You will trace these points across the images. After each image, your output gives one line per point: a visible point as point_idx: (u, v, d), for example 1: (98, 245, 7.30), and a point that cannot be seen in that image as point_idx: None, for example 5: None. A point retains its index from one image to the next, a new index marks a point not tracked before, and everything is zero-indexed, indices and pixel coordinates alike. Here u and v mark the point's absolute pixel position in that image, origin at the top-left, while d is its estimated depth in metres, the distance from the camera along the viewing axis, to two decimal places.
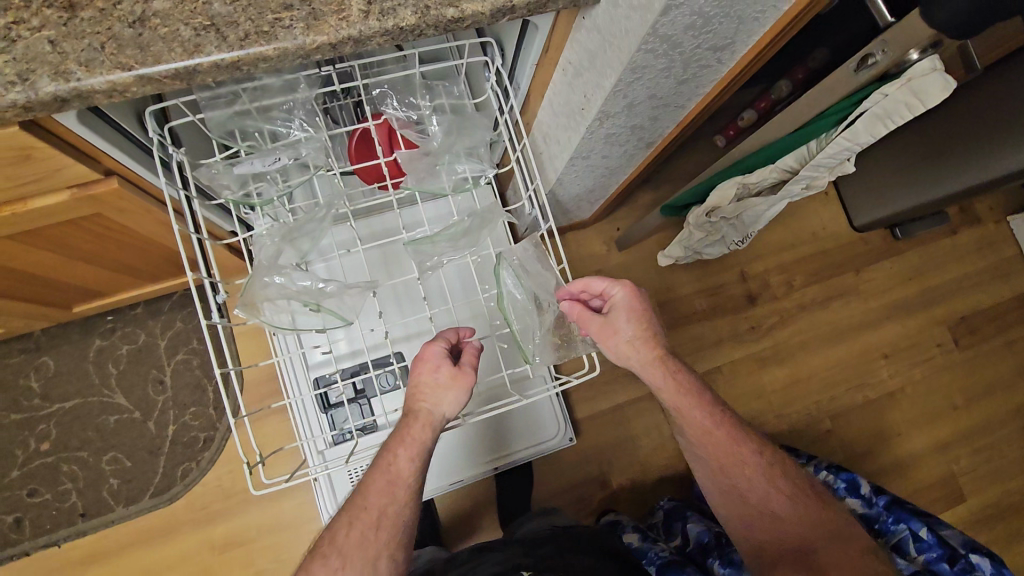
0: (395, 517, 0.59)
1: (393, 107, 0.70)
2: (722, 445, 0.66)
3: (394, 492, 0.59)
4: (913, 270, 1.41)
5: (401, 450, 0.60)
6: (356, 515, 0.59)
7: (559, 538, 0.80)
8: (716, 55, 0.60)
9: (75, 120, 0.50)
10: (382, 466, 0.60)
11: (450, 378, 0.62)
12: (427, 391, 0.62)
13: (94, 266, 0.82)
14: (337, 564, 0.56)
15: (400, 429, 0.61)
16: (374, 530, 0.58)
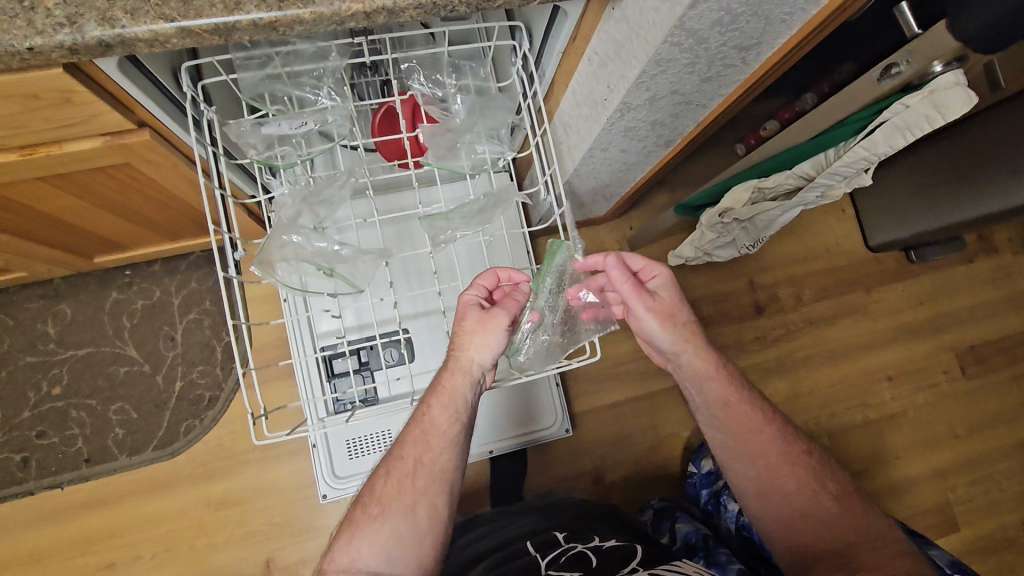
0: (431, 466, 0.61)
1: (420, 83, 0.71)
2: (761, 440, 0.67)
3: (429, 442, 0.61)
4: (925, 294, 1.40)
5: (434, 401, 0.62)
6: (394, 464, 0.61)
7: (570, 514, 0.81)
8: (741, 54, 0.61)
9: (115, 67, 0.52)
10: (418, 417, 0.63)
11: (478, 325, 0.63)
12: (459, 342, 0.63)
13: (118, 217, 0.84)
14: (376, 511, 0.59)
15: (435, 381, 0.63)
16: (410, 479, 0.60)
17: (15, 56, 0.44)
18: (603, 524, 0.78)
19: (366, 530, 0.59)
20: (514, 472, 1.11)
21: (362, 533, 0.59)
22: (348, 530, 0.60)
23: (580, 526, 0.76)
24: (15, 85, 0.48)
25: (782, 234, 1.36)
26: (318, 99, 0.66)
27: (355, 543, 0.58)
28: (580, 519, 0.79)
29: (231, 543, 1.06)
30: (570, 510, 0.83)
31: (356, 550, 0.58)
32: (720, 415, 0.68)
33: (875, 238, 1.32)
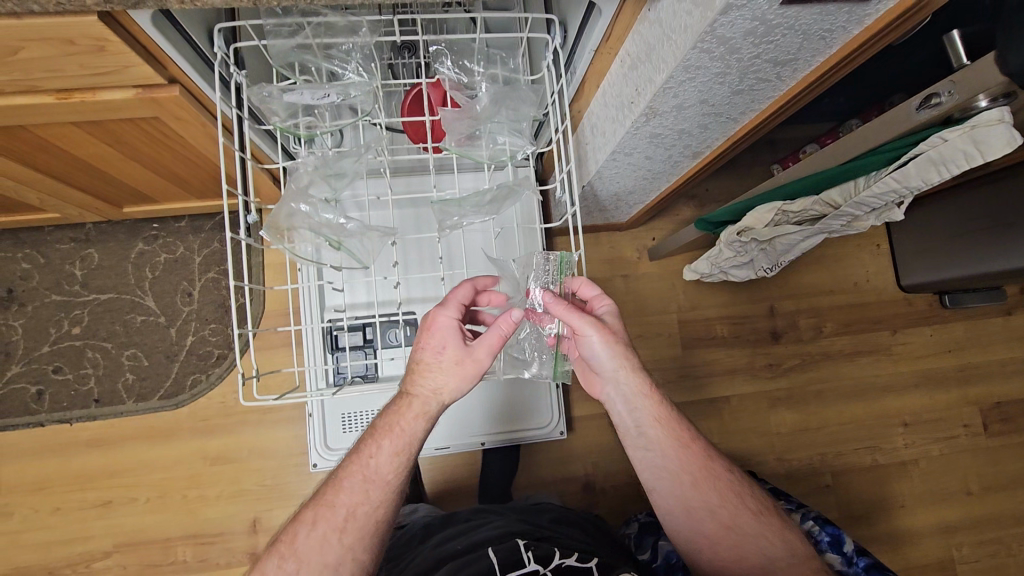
0: (363, 518, 0.58)
1: (446, 67, 0.71)
2: (692, 463, 0.64)
3: (369, 492, 0.58)
4: (955, 343, 1.34)
5: (385, 443, 0.59)
6: (323, 513, 0.58)
7: (539, 521, 0.78)
8: (776, 69, 0.59)
9: (149, 21, 0.53)
10: (361, 460, 0.60)
11: (454, 361, 0.59)
12: (428, 374, 0.59)
13: (148, 169, 0.87)
14: (293, 566, 0.56)
15: (390, 419, 0.60)
16: (338, 534, 0.57)
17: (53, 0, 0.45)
18: (569, 535, 0.74)
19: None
20: (506, 467, 1.11)
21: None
22: (263, 574, 0.56)
23: (545, 533, 0.72)
24: (53, 27, 0.50)
25: (810, 263, 1.32)
26: (345, 73, 0.66)
27: None
28: (546, 527, 0.75)
29: (220, 499, 1.08)
30: (536, 518, 0.79)
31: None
32: (648, 437, 0.64)
33: (909, 277, 1.27)
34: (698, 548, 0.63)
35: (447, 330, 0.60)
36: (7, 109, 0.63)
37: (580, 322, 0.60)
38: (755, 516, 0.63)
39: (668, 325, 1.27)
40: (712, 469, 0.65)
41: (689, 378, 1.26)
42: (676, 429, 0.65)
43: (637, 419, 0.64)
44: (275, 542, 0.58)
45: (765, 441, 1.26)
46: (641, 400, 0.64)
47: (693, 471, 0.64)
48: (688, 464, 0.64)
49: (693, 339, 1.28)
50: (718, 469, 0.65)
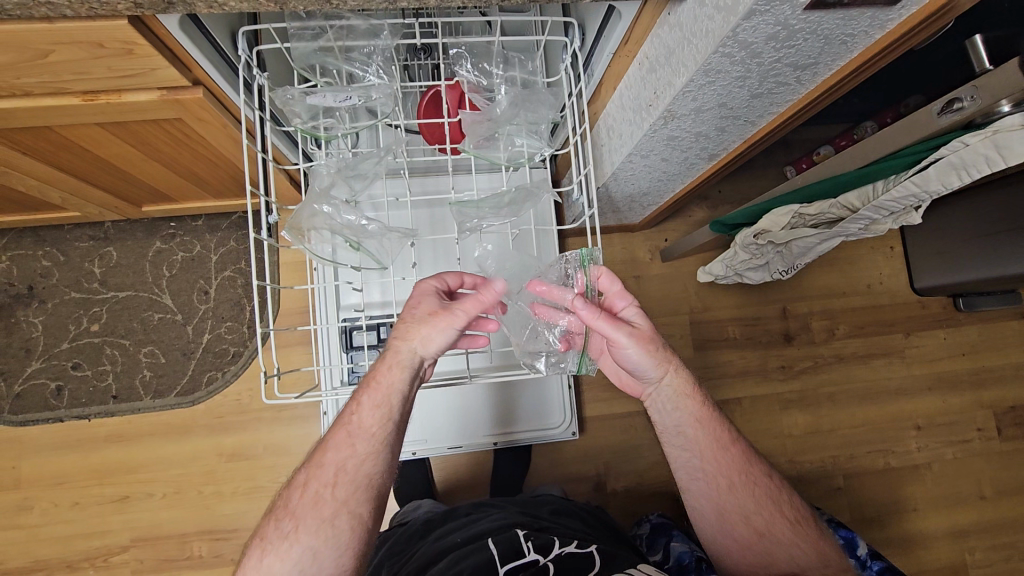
0: (353, 469, 0.56)
1: (466, 70, 0.71)
2: (729, 465, 0.64)
3: (355, 446, 0.56)
4: (970, 346, 1.33)
5: (366, 397, 0.58)
6: (312, 473, 0.56)
7: (539, 512, 0.77)
8: (796, 73, 0.59)
9: (176, 25, 0.54)
10: (344, 419, 0.58)
11: (426, 313, 0.58)
12: (400, 327, 0.58)
13: (167, 170, 0.88)
14: (290, 527, 0.54)
15: (368, 375, 0.59)
16: (330, 489, 0.55)
17: (85, 5, 0.46)
18: (570, 527, 0.73)
19: (277, 546, 0.53)
20: (516, 466, 1.12)
21: (274, 549, 0.53)
22: (258, 545, 0.54)
23: (544, 524, 0.71)
24: (83, 31, 0.51)
25: (822, 265, 1.32)
26: (366, 76, 0.67)
27: (266, 560, 0.53)
28: (547, 519, 0.74)
29: (236, 494, 1.10)
30: (536, 510, 0.78)
31: (266, 566, 0.52)
32: (688, 437, 0.65)
33: (922, 280, 1.26)
34: (727, 550, 0.63)
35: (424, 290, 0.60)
36: (34, 110, 0.64)
37: (614, 332, 0.61)
38: (790, 525, 0.62)
39: (680, 326, 1.27)
40: (751, 474, 0.64)
41: (701, 380, 1.26)
42: (716, 431, 0.65)
43: (677, 419, 0.65)
44: (267, 515, 0.57)
45: (777, 443, 1.26)
46: (682, 399, 0.65)
47: (731, 474, 0.63)
48: (726, 468, 0.64)
49: (706, 340, 1.28)
50: (756, 474, 0.64)
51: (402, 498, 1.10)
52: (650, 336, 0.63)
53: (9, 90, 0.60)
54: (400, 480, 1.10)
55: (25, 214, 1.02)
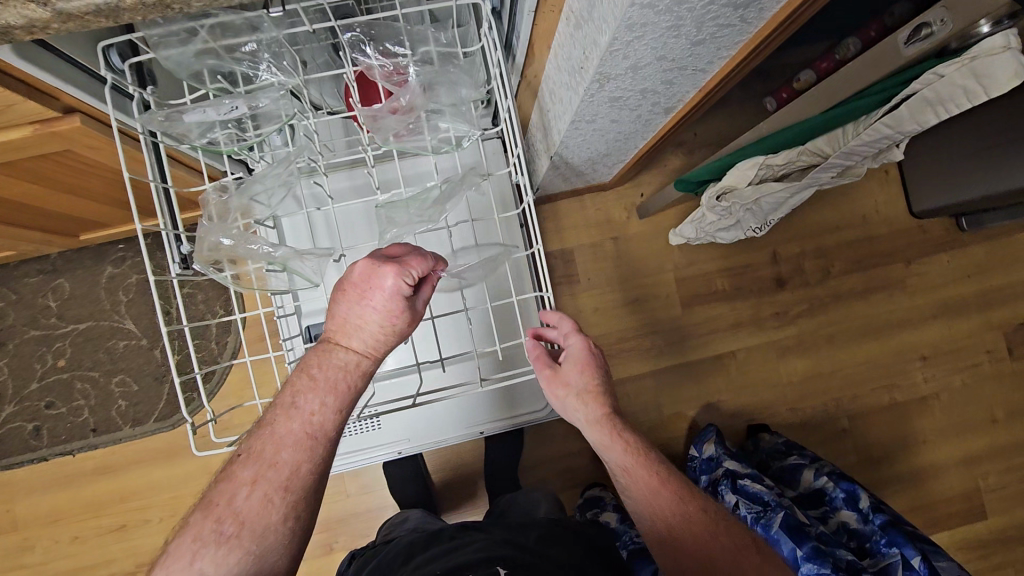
0: (308, 475, 0.51)
1: (368, 55, 0.62)
2: (664, 503, 0.61)
3: (313, 450, 0.52)
4: (975, 266, 1.26)
5: (331, 400, 0.52)
6: (262, 470, 0.50)
7: (525, 540, 0.72)
8: (738, 12, 0.50)
9: (14, 55, 0.47)
10: (299, 416, 0.51)
11: (403, 324, 0.53)
12: (372, 331, 0.53)
13: (86, 198, 0.82)
14: (232, 528, 0.49)
15: (327, 375, 0.52)
16: (281, 493, 0.50)
17: None
18: (556, 560, 0.68)
19: (214, 547, 0.48)
20: (509, 450, 1.10)
21: (209, 551, 0.48)
22: (189, 542, 0.48)
23: (530, 557, 0.66)
24: None
25: (812, 200, 1.24)
26: (260, 75, 0.59)
27: (199, 562, 0.47)
28: (532, 550, 0.69)
29: None
30: (521, 536, 0.73)
31: (199, 571, 0.47)
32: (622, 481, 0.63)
33: (922, 204, 1.18)
34: None
35: (398, 302, 0.52)
36: None
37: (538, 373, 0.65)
38: (730, 555, 0.57)
39: (665, 285, 1.21)
40: (686, 510, 0.61)
41: (693, 337, 1.21)
42: (646, 471, 0.62)
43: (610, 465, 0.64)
44: (200, 503, 0.50)
45: (776, 391, 1.22)
46: (607, 447, 0.63)
47: (666, 513, 0.60)
48: (662, 508, 0.61)
49: (694, 296, 1.22)
50: (691, 507, 0.61)
51: (399, 496, 1.09)
52: (568, 379, 0.63)
53: None
54: (394, 477, 1.09)
55: None
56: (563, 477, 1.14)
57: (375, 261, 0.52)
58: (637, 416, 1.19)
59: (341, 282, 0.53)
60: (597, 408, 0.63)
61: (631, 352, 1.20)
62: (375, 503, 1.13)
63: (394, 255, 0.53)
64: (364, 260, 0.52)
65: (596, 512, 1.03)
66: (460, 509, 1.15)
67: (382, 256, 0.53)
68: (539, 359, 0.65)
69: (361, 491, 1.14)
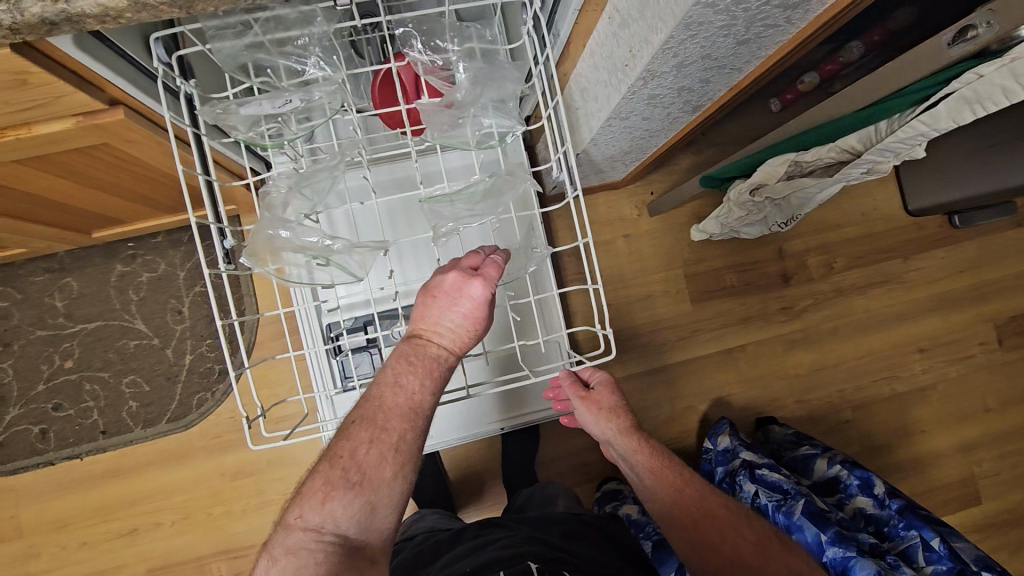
0: (416, 441, 0.53)
1: (416, 50, 0.63)
2: (691, 501, 0.67)
3: (417, 420, 0.53)
4: (968, 262, 1.31)
5: (431, 380, 0.54)
6: (377, 432, 0.51)
7: (550, 536, 0.73)
8: (785, 14, 0.52)
9: (73, 46, 0.47)
10: (403, 391, 0.53)
11: (482, 331, 0.56)
12: (454, 334, 0.55)
13: (110, 194, 0.81)
14: (355, 478, 0.49)
15: (417, 355, 0.54)
16: (394, 452, 0.51)
17: None
18: (581, 555, 0.69)
19: (341, 495, 0.49)
20: (526, 445, 1.12)
21: (338, 495, 0.49)
22: (315, 491, 0.49)
23: (557, 552, 0.67)
24: None
25: None
26: (308, 70, 0.59)
27: (328, 506, 0.49)
28: (557, 545, 0.70)
29: (247, 511, 1.08)
30: (545, 532, 0.74)
31: (330, 513, 0.49)
32: (648, 483, 0.68)
33: (916, 202, 1.23)
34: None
35: (483, 310, 0.55)
36: None
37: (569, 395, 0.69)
38: (754, 544, 0.63)
39: (676, 281, 1.24)
40: (710, 509, 0.66)
41: (702, 332, 1.24)
42: (672, 473, 0.68)
43: (637, 471, 0.69)
44: (324, 455, 0.51)
45: (783, 385, 1.26)
46: (635, 454, 0.68)
47: (691, 512, 0.66)
48: (687, 505, 0.66)
49: (704, 291, 1.25)
50: (715, 504, 0.67)
51: (417, 492, 1.09)
52: (601, 398, 0.68)
53: None
54: (412, 473, 1.09)
55: None
56: (579, 472, 1.16)
57: (464, 272, 0.55)
58: (650, 410, 1.22)
59: (427, 288, 0.56)
60: (624, 420, 0.68)
61: (643, 348, 1.22)
62: None
63: (474, 264, 0.56)
64: (455, 272, 0.55)
65: (615, 505, 1.04)
66: (477, 506, 1.15)
67: (466, 266, 0.56)
68: (573, 384, 0.69)
69: None
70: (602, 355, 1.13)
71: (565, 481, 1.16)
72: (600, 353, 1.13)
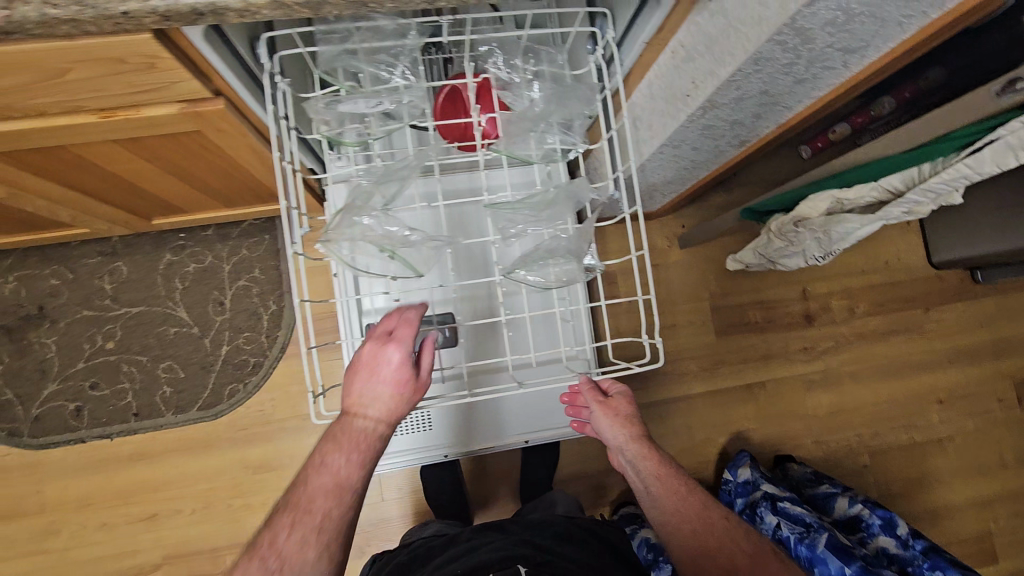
0: (341, 520, 0.55)
1: (496, 66, 0.68)
2: (693, 511, 0.64)
3: (340, 496, 0.56)
4: (989, 317, 1.33)
5: (356, 454, 0.57)
6: (299, 516, 0.55)
7: (541, 538, 0.75)
8: (844, 57, 0.57)
9: (199, 37, 0.52)
10: (327, 469, 0.56)
11: (405, 395, 0.58)
12: (376, 403, 0.57)
13: (183, 181, 0.85)
14: (274, 566, 0.52)
15: (339, 431, 0.57)
16: (315, 534, 0.54)
17: (110, 20, 0.43)
18: (571, 558, 0.71)
19: None
20: (546, 463, 1.12)
21: None
22: None
23: (548, 556, 0.70)
24: (105, 48, 0.48)
25: None
26: (392, 78, 0.64)
27: None
28: (549, 548, 0.72)
29: (265, 506, 1.09)
30: (538, 535, 0.76)
31: None
32: (653, 491, 0.65)
33: (939, 254, 1.26)
34: None
35: (404, 375, 0.58)
36: (49, 130, 0.61)
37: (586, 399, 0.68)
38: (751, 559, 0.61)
39: (701, 313, 1.26)
40: (711, 520, 0.64)
41: (725, 365, 1.26)
42: (676, 483, 0.66)
43: (643, 479, 0.66)
44: (248, 548, 0.55)
45: (801, 424, 1.27)
46: (642, 461, 0.66)
47: (692, 522, 0.64)
48: (688, 516, 0.64)
49: (728, 326, 1.27)
50: (714, 516, 0.65)
51: (436, 501, 1.10)
52: (618, 406, 0.68)
53: (24, 111, 0.57)
54: (431, 481, 1.10)
55: (33, 234, 0.99)
56: (595, 494, 1.16)
57: (379, 342, 0.58)
58: (669, 438, 1.23)
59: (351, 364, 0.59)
60: (636, 427, 0.67)
61: (665, 376, 1.24)
62: (411, 509, 1.15)
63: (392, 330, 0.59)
64: (371, 343, 0.58)
65: (635, 529, 1.05)
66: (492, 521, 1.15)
67: (383, 333, 0.59)
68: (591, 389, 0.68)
69: (395, 496, 1.14)
70: (652, 363, 1.19)
71: (581, 502, 1.16)
72: (650, 360, 1.19)
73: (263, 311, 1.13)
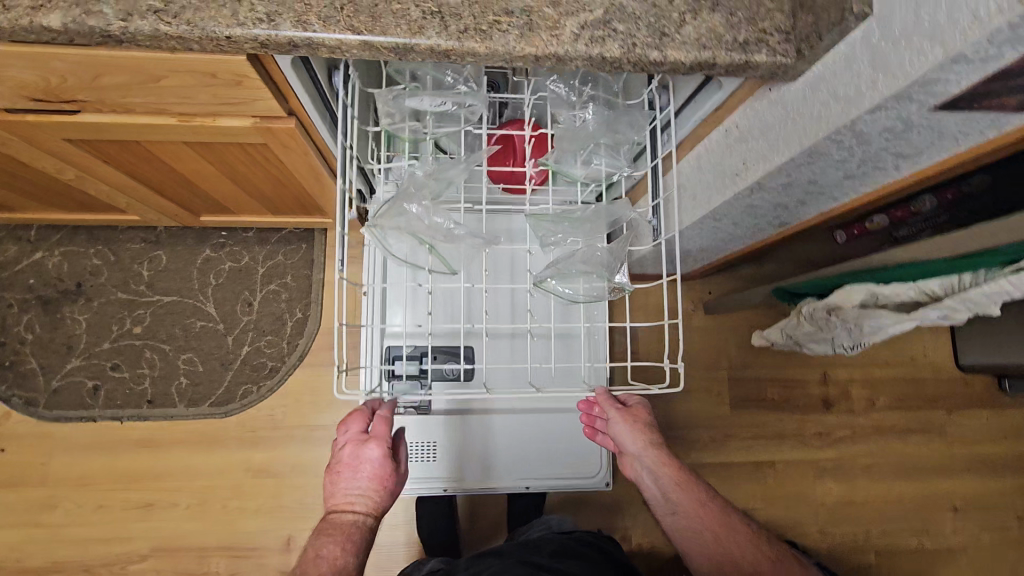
0: None
1: (555, 86, 0.72)
2: (716, 518, 0.65)
3: None
4: (1013, 430, 1.30)
5: (348, 544, 0.58)
6: None
7: (539, 557, 0.72)
8: (896, 160, 0.58)
9: (287, 63, 0.55)
10: (324, 562, 0.56)
11: (387, 488, 0.63)
12: (360, 497, 0.61)
13: (238, 185, 0.89)
14: None
15: (330, 528, 0.59)
16: None
17: (215, 42, 0.47)
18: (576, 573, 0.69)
19: None
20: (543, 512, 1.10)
21: None
22: None
23: None
24: (201, 63, 0.51)
25: None
26: (455, 83, 0.67)
27: None
28: (550, 566, 0.69)
29: (260, 512, 1.09)
30: (536, 553, 0.73)
31: None
32: (673, 501, 0.66)
33: (966, 357, 1.24)
34: None
35: (385, 470, 0.62)
36: (131, 126, 0.64)
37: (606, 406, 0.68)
38: (773, 563, 0.65)
39: (718, 382, 1.25)
40: (733, 526, 0.66)
41: (735, 439, 1.24)
42: (698, 492, 0.66)
43: (663, 488, 0.66)
44: None
45: (808, 511, 1.23)
46: (662, 472, 0.66)
47: (715, 527, 0.65)
48: (713, 524, 0.65)
49: (744, 399, 1.26)
50: (735, 522, 0.67)
51: (428, 534, 1.08)
52: (638, 413, 0.68)
53: (113, 107, 0.61)
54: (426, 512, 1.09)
55: (87, 214, 1.04)
56: None
57: (359, 437, 0.63)
58: None
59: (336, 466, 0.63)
60: (657, 436, 0.67)
61: (674, 441, 1.22)
62: (402, 537, 1.13)
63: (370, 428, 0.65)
64: (350, 443, 0.63)
65: None
66: None
67: (361, 433, 0.64)
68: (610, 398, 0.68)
69: (387, 521, 1.13)
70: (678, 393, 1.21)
71: None
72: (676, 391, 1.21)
73: (288, 317, 1.15)
